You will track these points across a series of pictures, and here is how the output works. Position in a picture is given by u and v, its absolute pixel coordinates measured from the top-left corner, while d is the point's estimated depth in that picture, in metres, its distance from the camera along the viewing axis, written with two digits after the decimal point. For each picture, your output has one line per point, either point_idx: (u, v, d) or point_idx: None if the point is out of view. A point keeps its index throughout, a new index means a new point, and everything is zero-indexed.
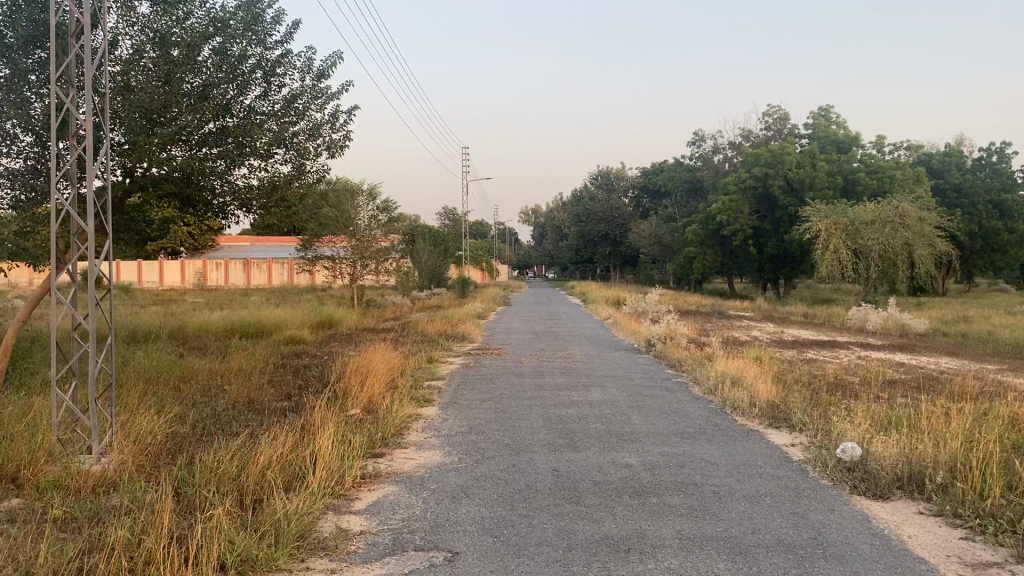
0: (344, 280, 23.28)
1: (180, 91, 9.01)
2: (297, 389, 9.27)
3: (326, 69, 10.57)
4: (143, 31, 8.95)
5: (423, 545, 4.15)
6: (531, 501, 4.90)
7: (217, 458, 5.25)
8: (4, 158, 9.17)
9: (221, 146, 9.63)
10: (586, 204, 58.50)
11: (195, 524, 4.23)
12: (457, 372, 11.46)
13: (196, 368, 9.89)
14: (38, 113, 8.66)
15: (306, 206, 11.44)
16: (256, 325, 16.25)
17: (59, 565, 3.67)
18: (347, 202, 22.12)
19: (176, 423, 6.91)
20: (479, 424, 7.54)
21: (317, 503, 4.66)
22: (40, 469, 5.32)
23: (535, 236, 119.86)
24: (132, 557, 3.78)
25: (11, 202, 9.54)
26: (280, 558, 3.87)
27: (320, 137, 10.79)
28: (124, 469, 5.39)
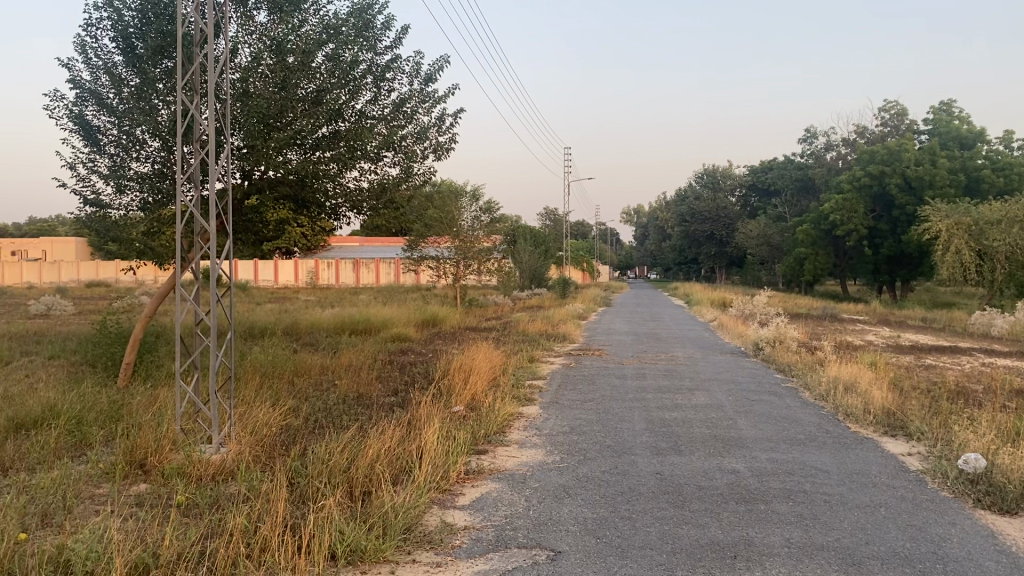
0: (448, 280, 23.64)
1: (295, 97, 9.36)
2: (404, 385, 9.49)
3: (433, 73, 10.74)
4: (261, 39, 9.31)
5: (526, 543, 4.18)
6: (634, 504, 4.87)
7: (329, 450, 5.43)
8: (134, 163, 9.72)
9: (333, 149, 9.96)
10: (692, 203, 57.61)
11: (308, 514, 4.40)
12: (558, 372, 11.47)
13: (309, 363, 10.25)
14: (164, 119, 9.09)
15: (413, 207, 11.67)
16: (364, 323, 16.68)
17: (183, 548, 3.87)
18: (451, 204, 22.52)
19: (290, 416, 7.17)
20: (581, 424, 7.52)
21: (424, 496, 4.76)
22: (165, 456, 5.63)
23: (638, 235, 118.68)
24: (248, 543, 3.96)
25: (140, 204, 10.08)
26: (387, 550, 3.97)
27: (428, 140, 10.98)
28: (241, 458, 5.65)
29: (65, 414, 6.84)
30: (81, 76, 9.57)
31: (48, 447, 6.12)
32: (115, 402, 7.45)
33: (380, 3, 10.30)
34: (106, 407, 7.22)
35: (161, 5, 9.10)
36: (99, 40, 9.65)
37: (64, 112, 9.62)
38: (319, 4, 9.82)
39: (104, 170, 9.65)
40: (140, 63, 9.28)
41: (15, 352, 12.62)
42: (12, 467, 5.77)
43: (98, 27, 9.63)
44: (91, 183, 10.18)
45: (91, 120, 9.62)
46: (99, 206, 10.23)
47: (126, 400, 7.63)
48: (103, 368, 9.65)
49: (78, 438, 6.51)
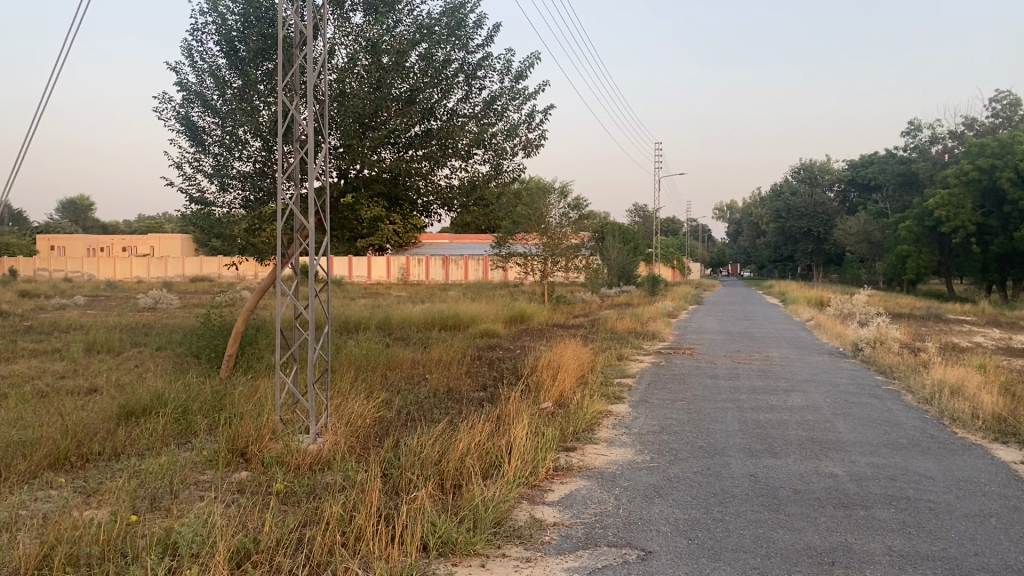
0: (536, 277, 23.70)
1: (389, 97, 9.55)
2: (493, 380, 9.55)
3: (524, 69, 10.77)
4: (357, 40, 9.53)
5: (616, 542, 4.15)
6: (728, 506, 4.78)
7: (421, 443, 5.53)
8: (237, 162, 10.08)
9: (425, 147, 10.11)
10: (788, 199, 56.13)
11: (401, 505, 4.49)
12: (648, 371, 11.34)
13: (401, 357, 10.45)
14: (265, 119, 9.41)
15: (502, 204, 11.72)
16: (454, 318, 16.88)
17: (282, 535, 4.00)
18: (539, 201, 22.57)
19: (383, 408, 7.32)
20: (672, 424, 7.43)
21: (514, 491, 4.78)
22: (265, 445, 5.83)
23: (731, 233, 116.35)
24: (344, 532, 4.07)
25: (242, 202, 10.45)
26: (478, 543, 4.01)
27: (518, 137, 11.01)
28: (337, 449, 5.80)
29: (172, 402, 7.16)
30: (187, 79, 9.99)
31: (157, 434, 6.42)
32: (218, 392, 7.76)
33: (472, 2, 10.38)
34: (209, 397, 7.52)
35: (262, 9, 9.40)
36: (204, 44, 10.04)
37: (172, 113, 10.05)
38: (413, 4, 9.96)
39: (208, 170, 10.05)
40: (242, 65, 9.60)
41: (126, 343, 13.28)
42: (124, 452, 6.08)
43: (204, 32, 10.02)
44: (197, 182, 10.61)
45: (197, 121, 10.04)
46: (204, 203, 10.68)
47: (229, 391, 7.94)
48: (207, 359, 10.06)
49: (183, 427, 6.80)
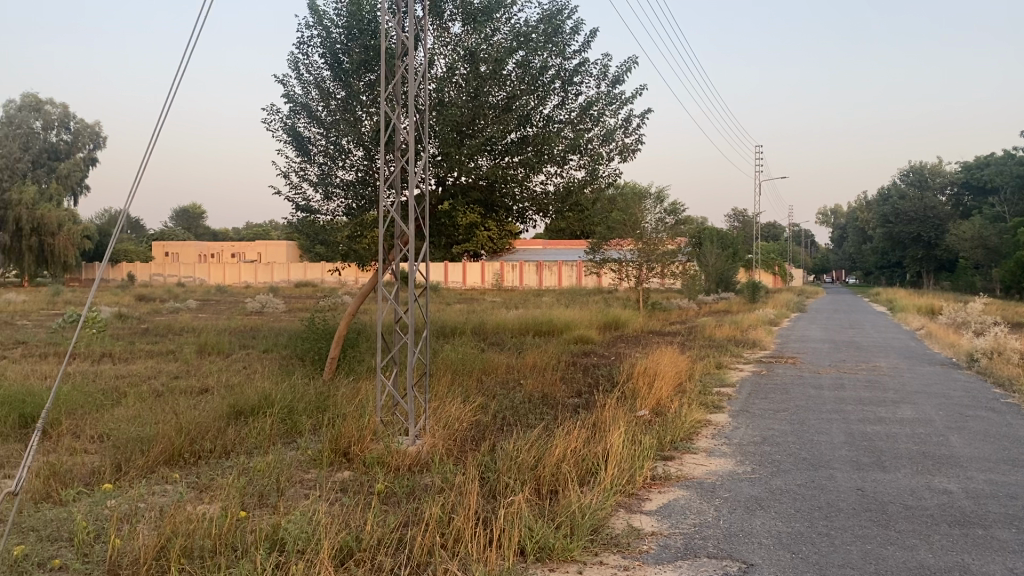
0: (632, 284, 23.50)
1: (486, 104, 9.68)
2: (588, 387, 9.52)
3: (621, 74, 10.70)
4: (455, 49, 9.74)
5: (716, 553, 4.08)
6: (834, 520, 4.62)
7: (518, 447, 5.56)
8: (340, 171, 10.40)
9: (521, 154, 10.18)
10: (896, 202, 53.98)
11: (498, 508, 4.52)
12: (749, 380, 11.08)
13: (496, 362, 10.53)
14: (367, 129, 9.69)
15: (598, 210, 11.64)
16: (549, 324, 16.91)
17: (384, 535, 4.09)
18: (635, 206, 22.42)
19: (480, 412, 7.40)
20: (774, 435, 7.24)
21: (611, 498, 4.75)
22: (366, 446, 5.96)
23: (835, 238, 112.67)
24: (443, 533, 4.13)
25: (344, 210, 10.77)
26: (575, 550, 4.00)
27: (614, 142, 10.92)
28: (436, 451, 5.90)
29: (278, 403, 7.42)
30: (294, 91, 10.35)
31: (264, 433, 6.67)
32: (321, 394, 8.01)
33: (569, 8, 10.38)
34: (314, 398, 7.77)
35: (365, 22, 9.64)
36: (310, 57, 10.38)
37: (280, 125, 10.48)
38: (511, 12, 10.04)
39: (313, 179, 10.42)
40: (345, 76, 9.87)
41: (235, 345, 13.83)
42: (233, 450, 6.34)
43: (309, 45, 10.36)
44: (303, 190, 11.01)
45: (303, 132, 10.40)
46: (309, 211, 11.04)
47: (331, 392, 8.17)
48: (311, 361, 10.39)
49: (289, 426, 7.04)
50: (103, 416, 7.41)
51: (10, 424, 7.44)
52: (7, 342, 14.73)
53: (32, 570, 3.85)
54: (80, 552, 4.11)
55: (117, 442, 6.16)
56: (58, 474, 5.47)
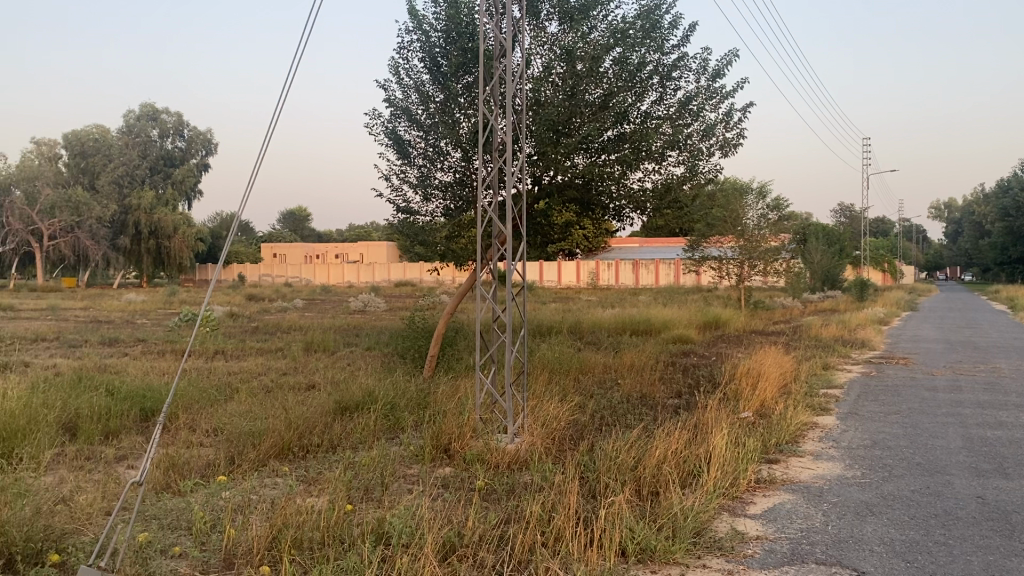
0: (733, 282, 23.02)
1: (583, 102, 9.68)
2: (689, 387, 9.38)
3: (721, 67, 10.48)
4: (552, 49, 9.77)
5: (825, 559, 3.95)
6: (951, 529, 4.41)
7: (617, 447, 5.52)
8: (439, 173, 10.56)
9: (619, 151, 10.10)
10: (1017, 194, 51.02)
11: (598, 509, 4.51)
12: (858, 381, 10.66)
13: (594, 361, 10.50)
14: (465, 131, 9.83)
15: (697, 207, 11.43)
16: (646, 323, 16.75)
17: (485, 532, 4.13)
18: (735, 202, 21.94)
19: (578, 411, 7.39)
20: (885, 438, 6.97)
21: (713, 501, 4.67)
22: (466, 443, 6.05)
23: (949, 233, 107.41)
24: (544, 532, 4.14)
25: (443, 211, 10.94)
26: (677, 552, 3.94)
27: (715, 137, 10.69)
28: (534, 450, 5.92)
29: (381, 399, 7.60)
30: (394, 95, 10.59)
31: (369, 429, 6.85)
32: (422, 391, 8.16)
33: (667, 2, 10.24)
34: (415, 395, 7.92)
35: (463, 25, 9.76)
36: (410, 61, 10.58)
37: (381, 129, 10.75)
38: (608, 9, 9.98)
39: (413, 181, 10.64)
40: (444, 79, 10.03)
41: (339, 343, 14.25)
42: (339, 444, 6.53)
43: (409, 49, 10.57)
44: (403, 192, 11.25)
45: (403, 135, 10.62)
46: (409, 213, 11.26)
47: (432, 389, 8.32)
48: (411, 359, 10.61)
49: (392, 422, 7.21)
50: (217, 411, 7.75)
51: (133, 417, 7.87)
52: (130, 340, 15.58)
53: (156, 556, 4.07)
54: (199, 540, 4.32)
55: (230, 435, 6.43)
56: (177, 466, 5.75)
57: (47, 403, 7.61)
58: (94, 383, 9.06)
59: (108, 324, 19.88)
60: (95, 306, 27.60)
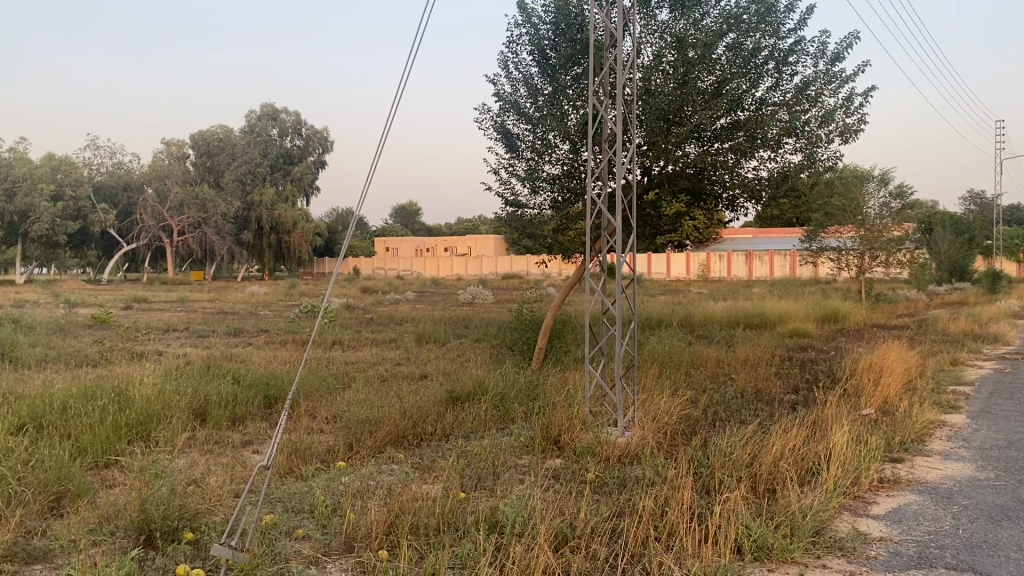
0: (852, 274, 22.14)
1: (695, 90, 9.51)
2: (806, 383, 9.09)
3: (841, 50, 10.07)
4: (663, 37, 9.64)
5: (955, 565, 3.77)
6: None
7: (732, 443, 5.41)
8: (547, 165, 10.57)
9: (732, 140, 9.85)
10: None
11: (713, 504, 4.44)
12: (991, 378, 10.05)
13: (706, 355, 10.31)
14: (574, 122, 9.81)
15: (815, 196, 11.03)
16: (760, 317, 16.32)
17: (597, 525, 4.13)
18: (855, 190, 21.16)
19: (690, 406, 7.28)
20: (1021, 439, 6.57)
21: (834, 500, 4.52)
22: (576, 435, 6.07)
23: None
24: (657, 526, 4.11)
25: (550, 203, 10.94)
26: (796, 551, 3.84)
27: (834, 123, 10.28)
28: (645, 443, 5.87)
29: (492, 390, 7.70)
30: (503, 89, 10.68)
31: (480, 419, 6.95)
32: (531, 383, 8.21)
33: None
34: (524, 386, 7.98)
35: (572, 16, 9.73)
36: (519, 55, 10.65)
37: (490, 123, 10.87)
38: None
39: (521, 174, 10.70)
40: (553, 71, 10.03)
41: (449, 334, 14.47)
42: (452, 433, 6.65)
43: (518, 43, 10.63)
44: (511, 186, 11.33)
45: (511, 129, 10.70)
46: (517, 206, 11.34)
47: (541, 381, 8.37)
48: (520, 351, 10.69)
49: (502, 413, 7.30)
50: (334, 399, 8.03)
51: (258, 404, 8.25)
52: (253, 330, 16.30)
53: (281, 537, 4.27)
54: (320, 523, 4.49)
55: (348, 423, 6.64)
56: (299, 451, 5.98)
57: (180, 390, 8.06)
58: (222, 371, 9.54)
59: (234, 315, 20.90)
60: (220, 298, 29.00)
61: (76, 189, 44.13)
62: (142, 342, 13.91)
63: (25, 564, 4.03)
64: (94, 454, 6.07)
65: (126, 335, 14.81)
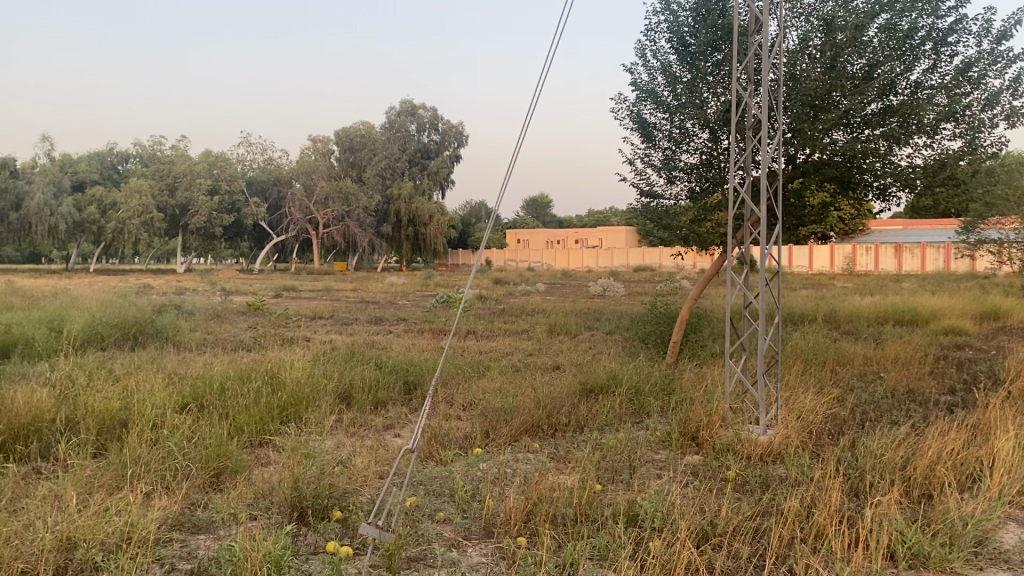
0: (1015, 268, 20.61)
1: (844, 74, 9.10)
2: (964, 384, 8.54)
3: (1008, 27, 9.37)
4: (810, 20, 9.28)
5: None
6: None
7: (884, 445, 5.16)
8: (684, 154, 10.36)
9: (884, 126, 9.34)
10: None
11: (864, 508, 4.25)
12: None
13: (853, 352, 9.86)
14: (714, 110, 9.58)
15: (976, 184, 10.31)
16: (912, 313, 15.45)
17: (739, 523, 4.03)
18: (1020, 179, 19.70)
19: (836, 405, 6.99)
20: None
21: (998, 509, 4.23)
22: (715, 432, 5.94)
23: None
24: (803, 528, 3.98)
25: (687, 194, 10.72)
26: (955, 561, 3.62)
27: (999, 106, 9.57)
28: (789, 442, 5.69)
29: (627, 383, 7.65)
30: (641, 78, 10.56)
31: (615, 412, 6.93)
32: (667, 377, 8.10)
33: None
34: (660, 380, 7.88)
35: (713, 2, 9.51)
36: (657, 43, 10.51)
37: (627, 112, 10.77)
38: None
39: (658, 164, 10.55)
40: (692, 58, 9.83)
41: (582, 326, 14.47)
42: (586, 425, 6.66)
43: (656, 31, 10.49)
44: (648, 176, 11.19)
45: (648, 118, 10.57)
46: (653, 196, 11.19)
47: (677, 375, 8.25)
48: (655, 344, 10.56)
49: (638, 406, 7.25)
50: (470, 387, 8.20)
51: (398, 389, 8.55)
52: (392, 319, 16.87)
53: (423, 519, 4.41)
54: (461, 507, 4.61)
55: (484, 411, 6.76)
56: (438, 436, 6.15)
57: (326, 374, 8.45)
58: (364, 357, 9.93)
59: (374, 305, 21.71)
60: (362, 289, 30.13)
61: (231, 184, 46.99)
62: (291, 328, 14.68)
63: (191, 533, 4.34)
64: (250, 433, 6.45)
65: (277, 322, 15.67)
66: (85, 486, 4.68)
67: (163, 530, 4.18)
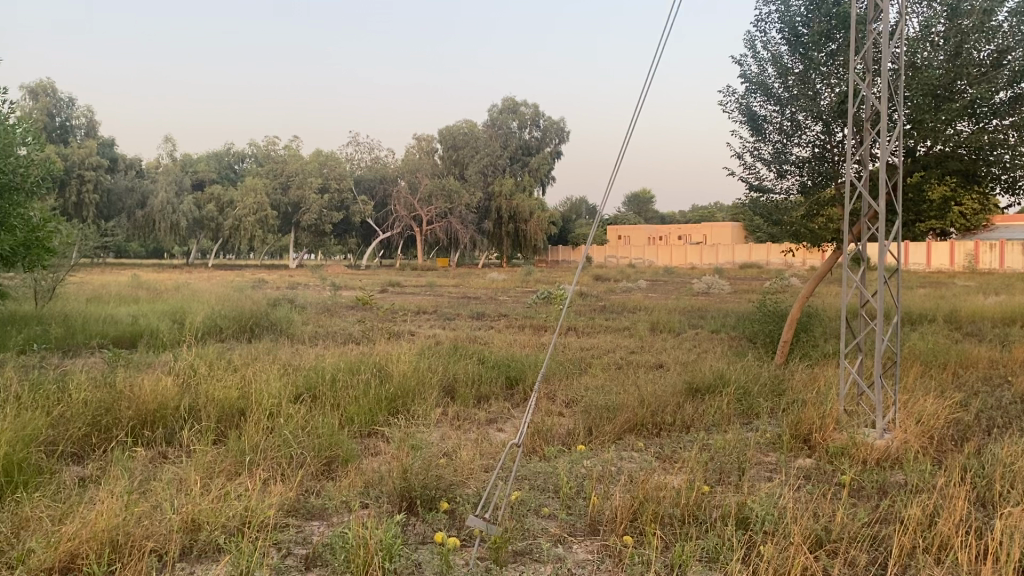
0: None
1: (970, 62, 8.66)
2: None
3: None
4: (933, 5, 8.86)
5: None
6: None
7: (1014, 452, 4.88)
8: (795, 148, 10.06)
9: (1014, 115, 8.84)
10: None
11: (992, 519, 4.03)
12: None
13: (977, 355, 9.35)
14: (828, 102, 9.26)
15: None
16: None
17: (856, 530, 3.88)
18: None
19: (959, 409, 6.64)
20: None
21: None
22: (829, 434, 5.74)
23: None
24: (925, 537, 3.81)
25: (798, 188, 10.41)
26: None
27: None
28: (908, 447, 5.44)
29: (734, 383, 7.47)
30: (750, 70, 10.29)
31: (722, 412, 6.78)
32: (776, 377, 7.88)
33: None
34: (769, 381, 7.67)
35: None
36: (767, 33, 10.23)
37: (734, 105, 10.54)
38: None
39: (768, 157, 10.27)
40: (805, 48, 9.53)
41: (686, 324, 14.25)
42: (692, 425, 6.54)
43: (766, 21, 10.22)
44: (756, 170, 10.91)
45: (758, 111, 10.30)
46: (762, 190, 10.91)
47: (787, 376, 8.01)
48: (764, 343, 10.28)
49: (746, 407, 7.07)
50: (573, 384, 8.20)
51: (500, 383, 8.63)
52: (494, 314, 17.05)
53: (528, 513, 4.43)
54: (565, 503, 4.61)
55: (587, 407, 6.74)
56: (541, 433, 6.17)
57: (431, 368, 8.61)
58: (468, 352, 10.05)
59: (476, 300, 21.99)
60: (464, 284, 30.48)
61: (340, 182, 48.43)
62: (397, 322, 15.04)
63: (306, 519, 4.50)
64: (360, 423, 6.63)
65: (383, 316, 16.08)
66: (206, 471, 4.92)
67: (280, 515, 4.34)
